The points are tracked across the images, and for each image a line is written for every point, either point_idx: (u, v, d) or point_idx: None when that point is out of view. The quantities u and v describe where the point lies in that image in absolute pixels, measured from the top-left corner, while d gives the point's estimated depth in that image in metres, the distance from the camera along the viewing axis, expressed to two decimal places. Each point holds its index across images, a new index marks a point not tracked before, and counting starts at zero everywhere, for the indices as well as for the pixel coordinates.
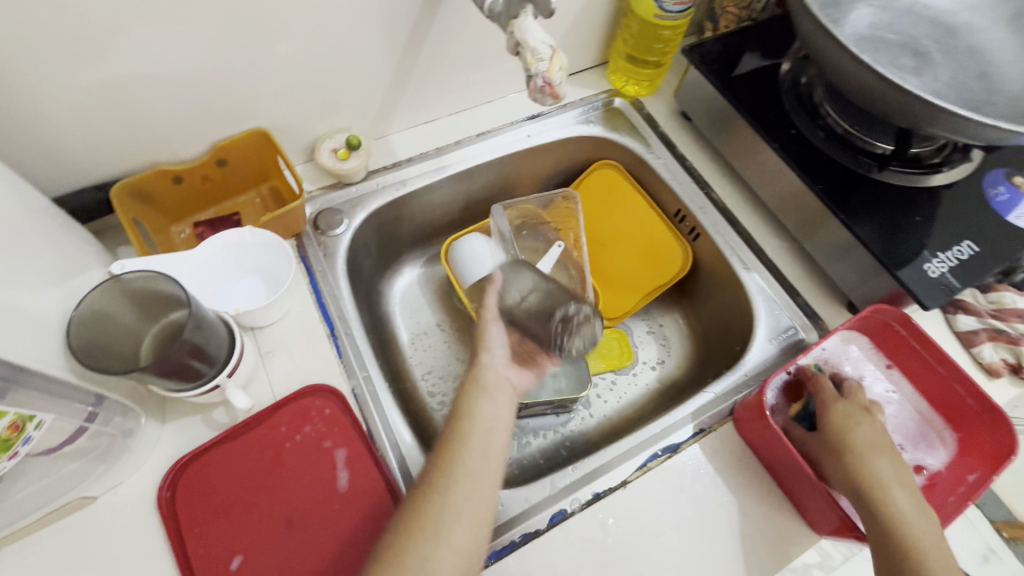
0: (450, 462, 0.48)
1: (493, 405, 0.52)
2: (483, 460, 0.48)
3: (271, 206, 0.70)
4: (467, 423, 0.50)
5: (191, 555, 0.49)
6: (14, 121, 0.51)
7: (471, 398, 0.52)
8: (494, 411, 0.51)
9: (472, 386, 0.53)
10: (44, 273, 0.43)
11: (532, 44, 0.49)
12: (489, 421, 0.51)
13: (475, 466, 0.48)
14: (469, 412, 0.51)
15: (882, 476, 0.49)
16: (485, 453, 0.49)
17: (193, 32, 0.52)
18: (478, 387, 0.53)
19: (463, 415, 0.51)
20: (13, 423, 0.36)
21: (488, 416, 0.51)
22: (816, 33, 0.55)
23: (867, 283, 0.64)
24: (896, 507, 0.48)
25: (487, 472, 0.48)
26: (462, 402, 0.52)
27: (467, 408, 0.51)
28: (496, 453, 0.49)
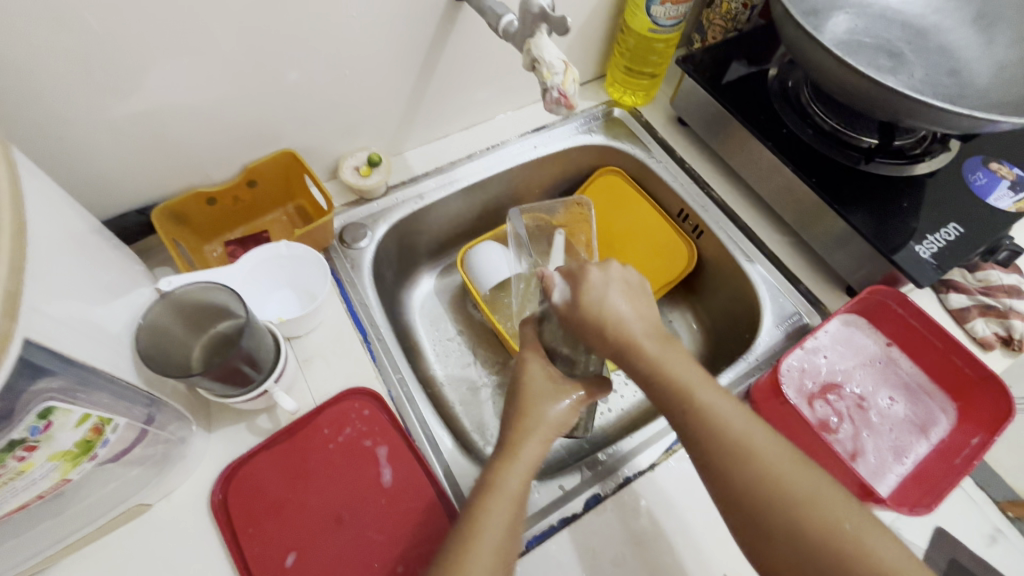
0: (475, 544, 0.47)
1: (519, 479, 0.51)
2: (500, 543, 0.48)
3: (298, 223, 0.73)
4: (493, 499, 0.50)
5: (247, 555, 0.51)
6: (67, 150, 0.55)
7: (508, 474, 0.51)
8: (518, 485, 0.51)
9: (510, 450, 0.53)
10: (109, 288, 0.47)
11: (548, 60, 0.54)
12: (515, 494, 0.50)
13: (484, 552, 0.47)
14: (500, 486, 0.51)
15: (802, 489, 0.46)
16: (508, 534, 0.49)
17: (230, 62, 0.57)
18: (513, 462, 0.52)
19: (493, 488, 0.50)
20: (96, 426, 0.40)
21: (515, 493, 0.50)
22: (800, 38, 0.61)
23: (863, 268, 0.68)
24: (758, 442, 0.49)
25: (491, 552, 0.47)
26: (494, 474, 0.52)
27: (500, 475, 0.51)
28: (502, 540, 0.48)
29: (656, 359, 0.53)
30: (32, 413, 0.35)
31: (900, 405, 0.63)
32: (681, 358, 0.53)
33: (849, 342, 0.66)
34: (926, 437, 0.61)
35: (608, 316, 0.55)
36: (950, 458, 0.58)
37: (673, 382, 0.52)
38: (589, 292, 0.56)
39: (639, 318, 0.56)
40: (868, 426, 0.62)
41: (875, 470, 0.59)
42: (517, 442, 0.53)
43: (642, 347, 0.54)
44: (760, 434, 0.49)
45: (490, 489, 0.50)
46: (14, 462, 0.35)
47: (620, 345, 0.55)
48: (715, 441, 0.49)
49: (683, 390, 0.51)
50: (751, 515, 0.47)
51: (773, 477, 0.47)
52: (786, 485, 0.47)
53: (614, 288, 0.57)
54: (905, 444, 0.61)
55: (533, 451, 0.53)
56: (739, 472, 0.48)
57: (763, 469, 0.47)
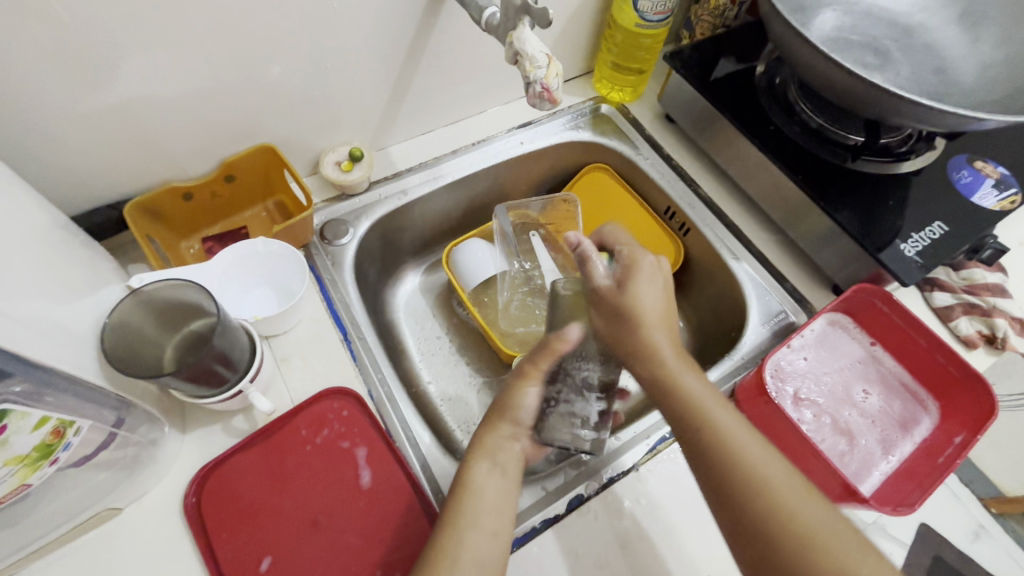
0: (453, 528, 0.48)
1: (490, 471, 0.52)
2: (485, 535, 0.48)
3: (277, 220, 0.72)
4: (469, 496, 0.50)
5: (220, 560, 0.49)
6: (33, 145, 0.53)
7: (476, 465, 0.52)
8: (489, 475, 0.52)
9: (481, 448, 0.54)
10: (75, 287, 0.45)
11: (531, 52, 0.53)
12: (483, 486, 0.51)
13: (467, 549, 0.47)
14: (475, 485, 0.51)
15: (811, 521, 0.46)
16: (494, 535, 0.49)
17: (205, 56, 0.55)
18: (483, 455, 0.53)
19: (470, 488, 0.51)
20: (56, 429, 0.38)
21: (484, 486, 0.51)
22: (787, 34, 0.60)
23: (849, 266, 0.68)
24: (767, 468, 0.48)
25: (478, 550, 0.47)
26: (468, 474, 0.52)
27: (471, 472, 0.52)
28: (487, 530, 0.49)
29: (671, 372, 0.52)
30: None
31: (886, 406, 0.63)
32: (697, 377, 0.53)
33: (834, 341, 0.66)
34: (910, 436, 0.61)
35: (642, 322, 0.53)
36: (934, 457, 0.58)
37: (686, 401, 0.51)
38: (638, 302, 0.54)
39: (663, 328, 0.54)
40: (852, 423, 0.62)
41: (860, 468, 0.59)
42: (483, 434, 0.55)
43: (663, 365, 0.53)
44: (770, 461, 0.49)
45: (465, 488, 0.51)
46: None
47: (639, 354, 0.54)
48: (723, 459, 0.49)
49: (691, 406, 0.51)
50: (755, 546, 0.47)
51: (783, 509, 0.46)
52: (797, 519, 0.46)
53: (656, 293, 0.56)
54: (892, 442, 0.61)
55: (502, 441, 0.54)
56: (747, 502, 0.47)
57: (769, 499, 0.47)
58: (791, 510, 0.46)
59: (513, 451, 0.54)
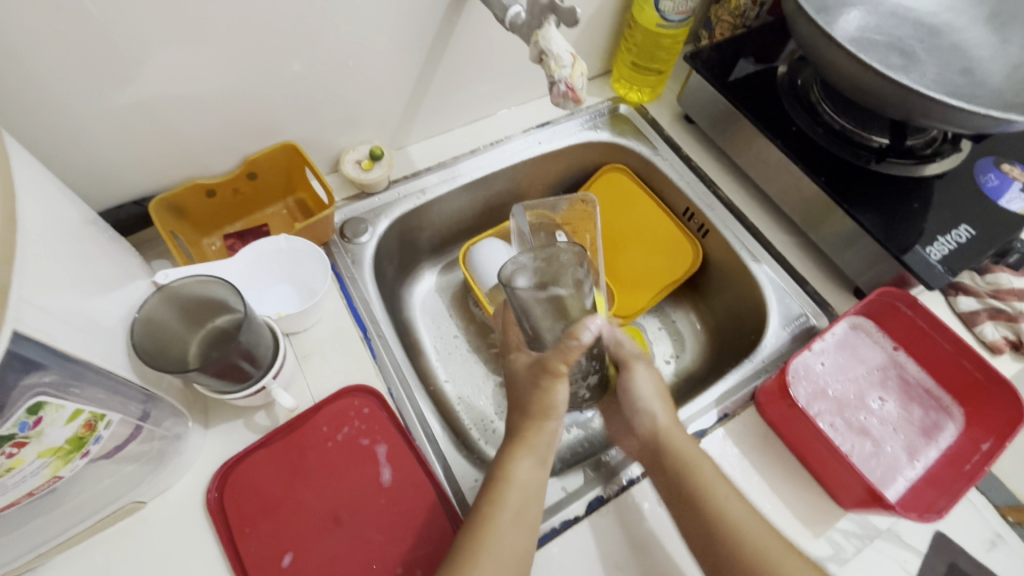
0: (492, 514, 0.50)
1: (532, 465, 0.54)
2: (520, 526, 0.50)
3: (298, 217, 0.72)
4: (506, 487, 0.52)
5: (243, 554, 0.50)
6: (62, 140, 0.53)
7: (518, 460, 0.54)
8: (529, 470, 0.54)
9: (523, 443, 0.56)
10: (105, 281, 0.46)
11: (556, 53, 0.53)
12: (524, 479, 0.53)
13: (507, 534, 0.49)
14: (511, 478, 0.53)
15: None
16: (522, 531, 0.50)
17: (231, 53, 0.55)
18: (528, 449, 0.55)
19: (505, 480, 0.53)
20: (89, 422, 0.39)
21: (525, 479, 0.53)
22: (812, 33, 0.60)
23: (873, 268, 0.67)
24: (720, 495, 0.52)
25: (514, 536, 0.49)
26: (505, 467, 0.54)
27: (512, 463, 0.54)
28: (520, 517, 0.50)
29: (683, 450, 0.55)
30: (21, 409, 0.33)
31: (910, 413, 0.62)
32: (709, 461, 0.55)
33: (856, 345, 0.65)
34: (934, 443, 0.60)
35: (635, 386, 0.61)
36: (959, 465, 0.58)
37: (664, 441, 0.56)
38: (633, 380, 0.61)
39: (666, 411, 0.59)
40: (875, 429, 0.61)
41: (884, 475, 0.58)
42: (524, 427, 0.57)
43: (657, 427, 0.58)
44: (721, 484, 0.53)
45: (501, 479, 0.53)
46: (3, 458, 0.34)
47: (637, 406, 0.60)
48: (733, 539, 0.50)
49: (700, 483, 0.53)
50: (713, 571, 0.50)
51: (719, 518, 0.51)
52: None
53: (655, 393, 0.60)
54: (916, 448, 0.60)
55: (547, 437, 0.57)
56: (699, 525, 0.52)
57: (719, 517, 0.51)
58: (738, 526, 0.51)
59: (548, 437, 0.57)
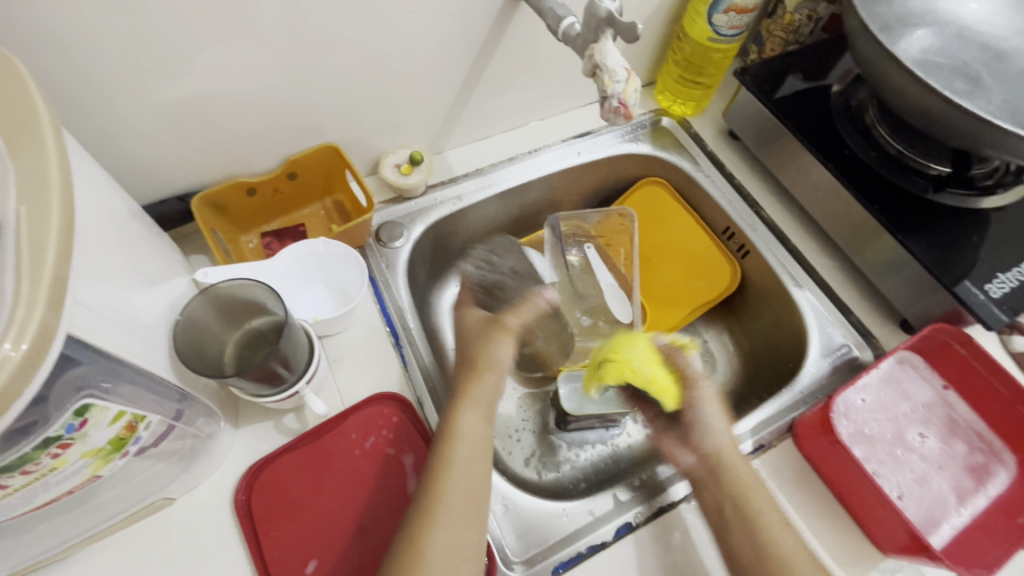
0: (439, 490, 0.47)
1: (477, 417, 0.53)
2: (470, 480, 0.48)
3: (335, 219, 0.72)
4: (454, 441, 0.50)
5: (268, 558, 0.50)
6: (111, 133, 0.54)
7: (462, 414, 0.52)
8: (478, 426, 0.52)
9: (466, 397, 0.54)
10: (150, 278, 0.46)
11: (611, 67, 0.52)
12: (472, 435, 0.51)
13: (456, 497, 0.47)
14: (458, 429, 0.51)
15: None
16: (473, 479, 0.49)
17: (281, 53, 0.56)
18: (468, 399, 0.54)
19: (453, 432, 0.51)
20: (130, 423, 0.39)
21: (472, 432, 0.51)
22: (875, 55, 0.57)
23: (923, 301, 0.65)
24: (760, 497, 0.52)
25: (472, 490, 0.48)
26: (450, 420, 0.52)
27: (457, 418, 0.52)
28: (476, 471, 0.49)
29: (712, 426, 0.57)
30: (69, 410, 0.33)
31: (958, 455, 0.59)
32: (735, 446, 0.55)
33: (901, 381, 0.62)
34: (984, 489, 0.57)
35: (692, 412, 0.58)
36: (1012, 515, 0.55)
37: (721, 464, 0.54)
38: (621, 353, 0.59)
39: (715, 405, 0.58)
40: (920, 467, 0.59)
41: (929, 519, 0.56)
42: (470, 383, 0.55)
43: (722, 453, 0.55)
44: (771, 507, 0.51)
45: (447, 434, 0.51)
46: (48, 458, 0.34)
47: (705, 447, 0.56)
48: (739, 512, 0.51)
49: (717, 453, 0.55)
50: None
51: (737, 489, 0.52)
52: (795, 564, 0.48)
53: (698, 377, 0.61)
54: (965, 493, 0.57)
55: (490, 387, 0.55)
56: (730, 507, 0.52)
57: (740, 492, 0.52)
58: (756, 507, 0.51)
59: (491, 388, 0.56)
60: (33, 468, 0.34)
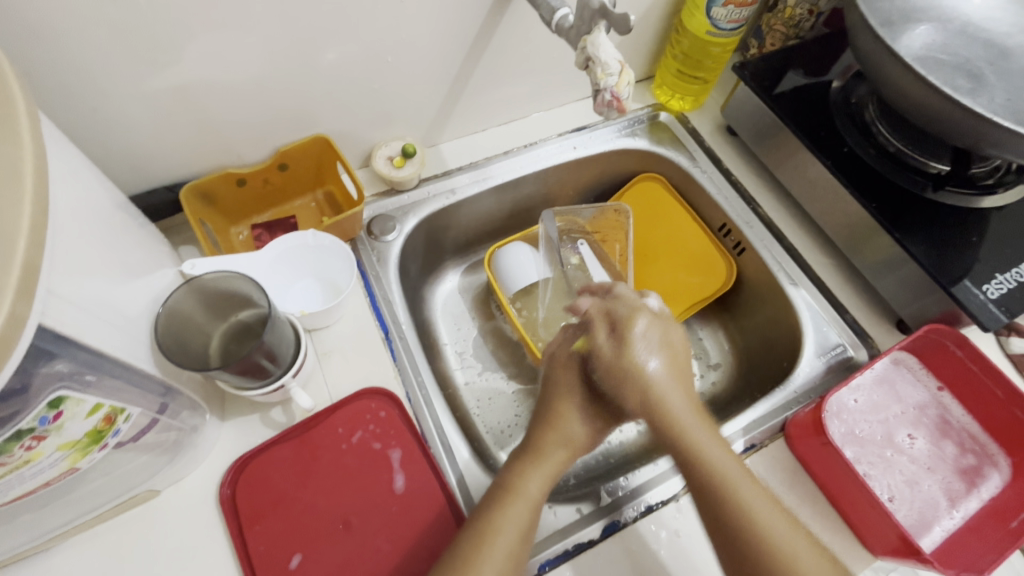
0: (479, 547, 0.46)
1: (543, 479, 0.51)
2: (515, 546, 0.47)
3: (326, 211, 0.71)
4: (513, 501, 0.49)
5: (252, 552, 0.49)
6: (98, 122, 0.53)
7: (529, 475, 0.51)
8: (540, 488, 0.51)
9: (534, 456, 0.53)
10: (134, 269, 0.45)
11: (604, 59, 0.51)
12: (532, 497, 0.50)
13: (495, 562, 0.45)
14: (520, 487, 0.50)
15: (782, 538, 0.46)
16: (520, 544, 0.47)
17: (270, 43, 0.55)
18: (540, 459, 0.52)
19: (514, 488, 0.50)
20: (108, 416, 0.38)
21: (535, 494, 0.50)
22: (875, 49, 0.56)
23: (919, 301, 0.64)
24: (718, 456, 0.49)
25: (509, 554, 0.46)
26: (516, 477, 0.51)
27: (523, 476, 0.51)
28: (517, 533, 0.47)
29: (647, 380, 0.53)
30: (42, 402, 0.33)
31: (952, 458, 0.58)
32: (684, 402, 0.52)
33: (895, 381, 0.62)
34: (977, 492, 0.56)
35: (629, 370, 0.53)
36: (1005, 518, 0.54)
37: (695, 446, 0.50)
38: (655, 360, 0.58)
39: (662, 352, 0.54)
40: (910, 469, 0.58)
41: (921, 522, 0.55)
42: (541, 442, 0.54)
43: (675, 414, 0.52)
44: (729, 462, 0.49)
45: (508, 492, 0.50)
46: (23, 450, 0.34)
47: (658, 420, 0.52)
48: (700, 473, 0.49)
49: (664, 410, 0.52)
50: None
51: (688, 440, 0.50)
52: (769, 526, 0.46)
53: (656, 348, 0.54)
54: (958, 496, 0.56)
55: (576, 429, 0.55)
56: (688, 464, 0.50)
57: (696, 455, 0.50)
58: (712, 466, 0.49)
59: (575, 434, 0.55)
60: (7, 460, 0.33)
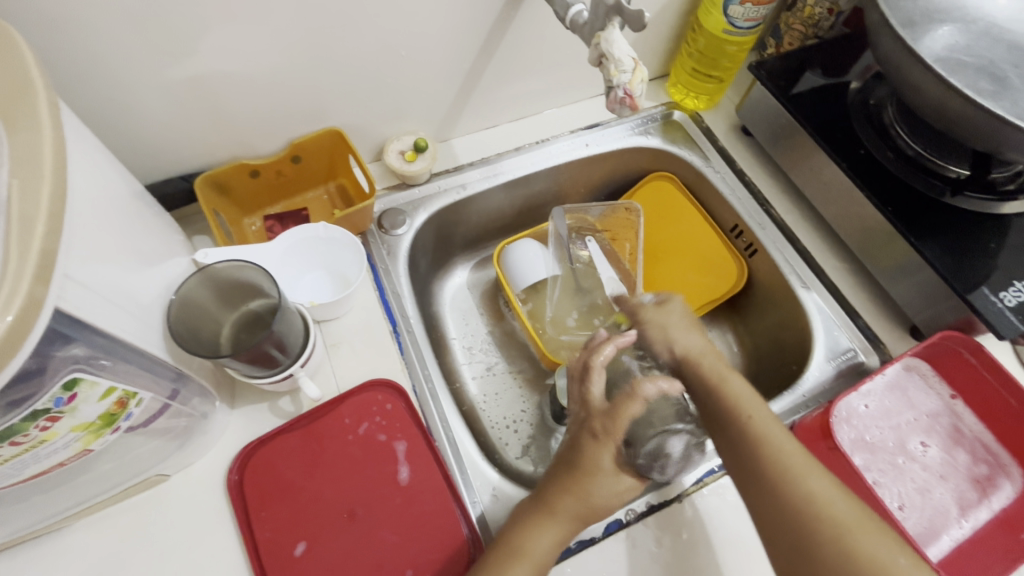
0: None
1: (553, 537, 0.49)
2: None
3: (338, 204, 0.72)
4: (516, 561, 0.47)
5: (258, 538, 0.50)
6: (116, 112, 0.54)
7: (539, 532, 0.48)
8: (550, 545, 0.48)
9: (543, 513, 0.49)
10: (148, 257, 0.46)
11: (618, 56, 0.50)
12: (541, 557, 0.47)
13: None
14: (526, 544, 0.48)
15: (814, 487, 0.45)
16: None
17: (285, 35, 0.55)
18: (551, 517, 0.49)
19: (520, 545, 0.48)
20: (120, 400, 0.39)
21: (539, 552, 0.48)
22: (894, 49, 0.55)
23: (934, 307, 0.63)
24: (751, 409, 0.50)
25: None
26: (521, 535, 0.49)
27: (531, 536, 0.48)
28: None
29: (684, 347, 0.56)
30: (58, 384, 0.34)
31: (963, 467, 0.58)
32: (716, 358, 0.54)
33: (907, 388, 0.61)
34: (988, 502, 0.56)
35: (675, 337, 0.57)
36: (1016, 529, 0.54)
37: (726, 394, 0.51)
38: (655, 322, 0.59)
39: (692, 329, 0.58)
40: (921, 477, 0.57)
41: (929, 530, 0.55)
42: (554, 503, 0.49)
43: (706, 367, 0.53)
44: (763, 414, 0.49)
45: (512, 555, 0.47)
46: (37, 431, 0.35)
47: (690, 373, 0.54)
48: (734, 427, 0.49)
49: (703, 368, 0.53)
50: (766, 529, 0.47)
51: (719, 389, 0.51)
52: (801, 477, 0.46)
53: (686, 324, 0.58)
54: (968, 504, 0.56)
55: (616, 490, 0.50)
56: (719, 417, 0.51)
57: (732, 407, 0.50)
58: (748, 417, 0.49)
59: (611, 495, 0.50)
60: (23, 439, 0.34)
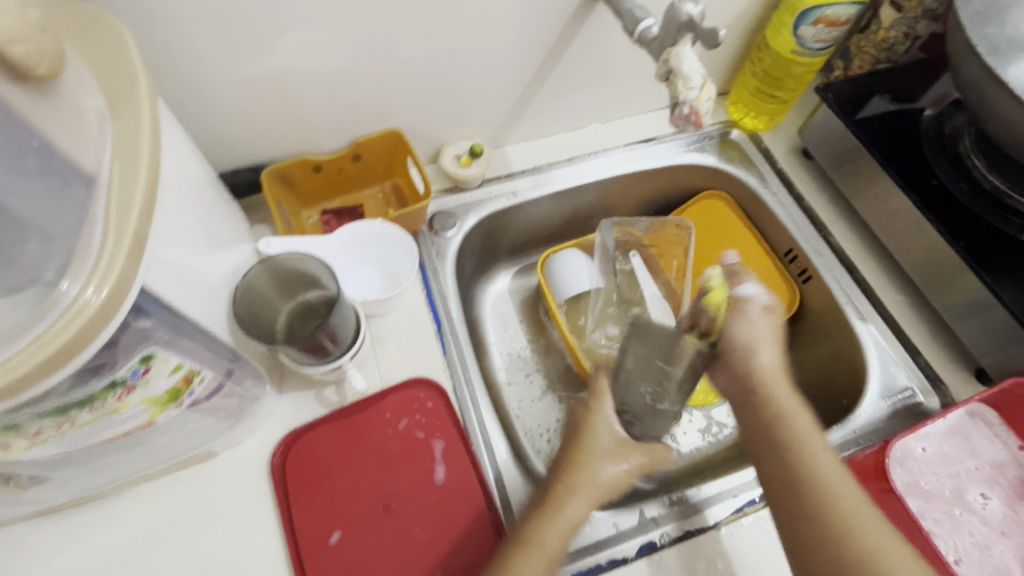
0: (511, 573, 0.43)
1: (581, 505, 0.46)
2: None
3: (392, 203, 0.74)
4: (547, 525, 0.45)
5: (296, 522, 0.52)
6: (198, 105, 0.57)
7: (564, 502, 0.46)
8: (578, 512, 0.46)
9: (567, 481, 0.47)
10: (219, 242, 0.49)
11: (687, 72, 0.50)
12: (570, 523, 0.45)
13: None
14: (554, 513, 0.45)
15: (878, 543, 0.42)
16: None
17: (361, 40, 0.57)
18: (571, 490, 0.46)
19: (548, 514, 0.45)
20: (187, 376, 0.41)
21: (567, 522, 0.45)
22: (979, 77, 0.53)
23: (1004, 350, 0.59)
24: (813, 448, 0.47)
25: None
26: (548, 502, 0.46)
27: (557, 501, 0.46)
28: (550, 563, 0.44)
29: (757, 367, 0.52)
30: (135, 356, 0.35)
31: None
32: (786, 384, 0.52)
33: (970, 434, 0.57)
34: None
35: (749, 351, 0.52)
36: None
37: (787, 431, 0.48)
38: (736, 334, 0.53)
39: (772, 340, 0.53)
40: (979, 531, 0.54)
41: None
42: (573, 472, 0.47)
43: (776, 401, 0.50)
44: (827, 453, 0.47)
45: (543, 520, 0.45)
46: (113, 399, 0.37)
47: (755, 395, 0.51)
48: (796, 461, 0.47)
49: (768, 396, 0.51)
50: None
51: (781, 420, 0.49)
52: (864, 527, 0.43)
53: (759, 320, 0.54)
54: None
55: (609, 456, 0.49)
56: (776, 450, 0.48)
57: (797, 444, 0.47)
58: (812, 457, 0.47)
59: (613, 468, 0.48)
60: (99, 406, 0.37)
